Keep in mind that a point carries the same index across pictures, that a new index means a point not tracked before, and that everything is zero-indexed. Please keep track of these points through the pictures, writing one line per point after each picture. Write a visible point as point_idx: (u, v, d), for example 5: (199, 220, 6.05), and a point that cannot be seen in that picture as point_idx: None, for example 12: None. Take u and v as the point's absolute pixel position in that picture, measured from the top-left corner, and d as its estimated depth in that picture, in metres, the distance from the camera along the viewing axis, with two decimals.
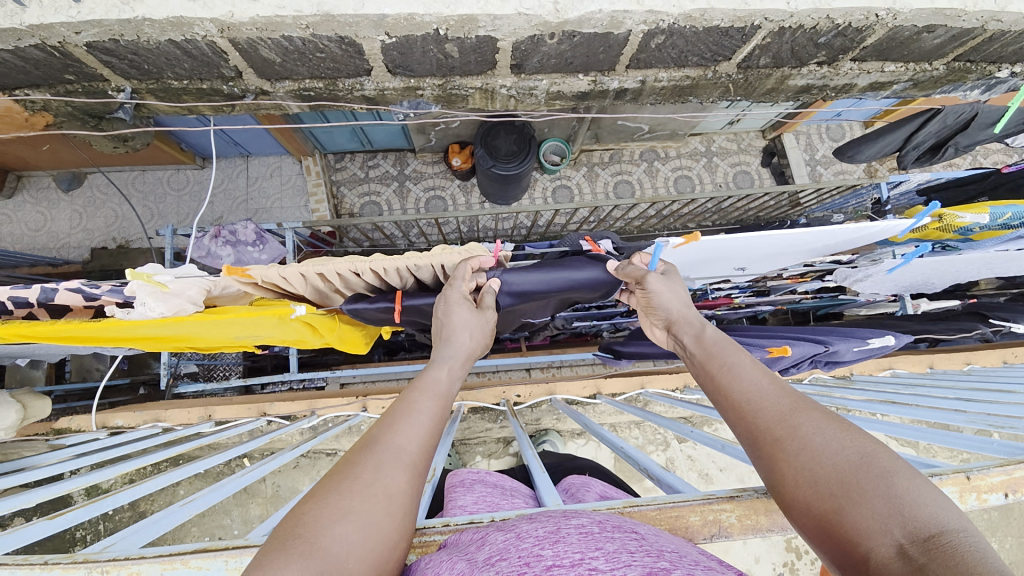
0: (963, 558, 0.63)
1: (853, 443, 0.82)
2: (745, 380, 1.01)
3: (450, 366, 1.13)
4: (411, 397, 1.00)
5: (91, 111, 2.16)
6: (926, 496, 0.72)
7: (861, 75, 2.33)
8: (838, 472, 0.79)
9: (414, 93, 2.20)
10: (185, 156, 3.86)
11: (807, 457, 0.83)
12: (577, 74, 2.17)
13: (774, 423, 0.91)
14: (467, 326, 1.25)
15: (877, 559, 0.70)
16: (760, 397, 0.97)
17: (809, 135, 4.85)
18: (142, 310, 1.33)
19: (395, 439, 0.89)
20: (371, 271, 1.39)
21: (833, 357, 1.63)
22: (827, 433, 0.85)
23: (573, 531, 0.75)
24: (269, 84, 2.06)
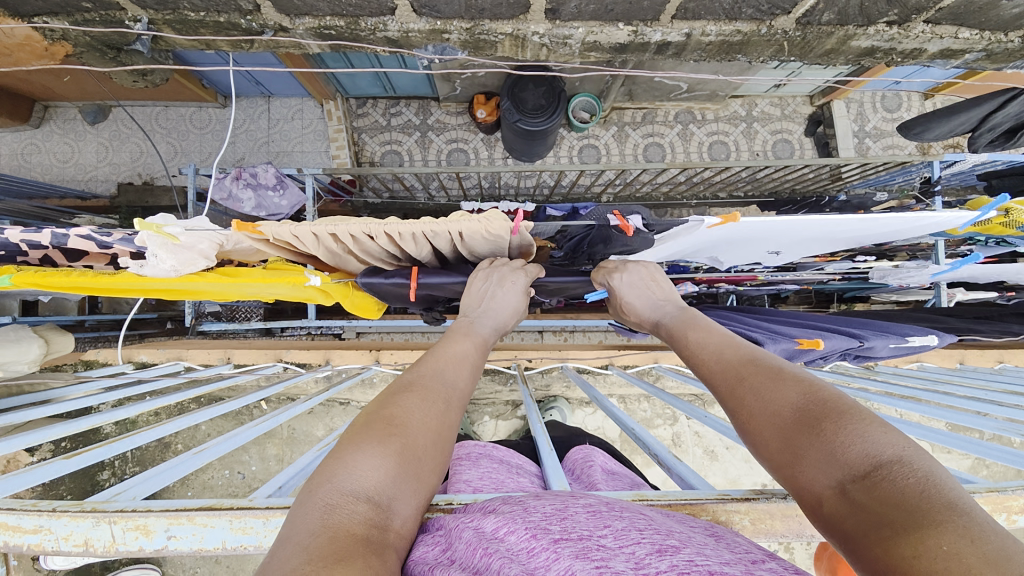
0: (897, 490, 0.65)
1: (798, 397, 0.85)
2: (703, 351, 1.08)
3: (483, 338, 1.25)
4: (440, 352, 1.11)
5: (110, 42, 2.08)
6: (865, 434, 0.73)
7: (933, 40, 2.08)
8: (783, 428, 0.82)
9: (439, 36, 2.05)
10: (206, 94, 3.78)
11: (753, 421, 0.88)
12: (616, 23, 2.00)
13: (723, 392, 0.98)
14: (508, 304, 1.35)
15: (825, 501, 0.73)
16: (716, 367, 1.03)
17: (861, 103, 4.48)
18: (154, 262, 1.35)
19: (449, 378, 1.03)
20: (386, 235, 1.33)
21: (865, 351, 1.55)
22: (763, 394, 0.89)
23: (581, 510, 0.74)
24: (288, 20, 1.95)
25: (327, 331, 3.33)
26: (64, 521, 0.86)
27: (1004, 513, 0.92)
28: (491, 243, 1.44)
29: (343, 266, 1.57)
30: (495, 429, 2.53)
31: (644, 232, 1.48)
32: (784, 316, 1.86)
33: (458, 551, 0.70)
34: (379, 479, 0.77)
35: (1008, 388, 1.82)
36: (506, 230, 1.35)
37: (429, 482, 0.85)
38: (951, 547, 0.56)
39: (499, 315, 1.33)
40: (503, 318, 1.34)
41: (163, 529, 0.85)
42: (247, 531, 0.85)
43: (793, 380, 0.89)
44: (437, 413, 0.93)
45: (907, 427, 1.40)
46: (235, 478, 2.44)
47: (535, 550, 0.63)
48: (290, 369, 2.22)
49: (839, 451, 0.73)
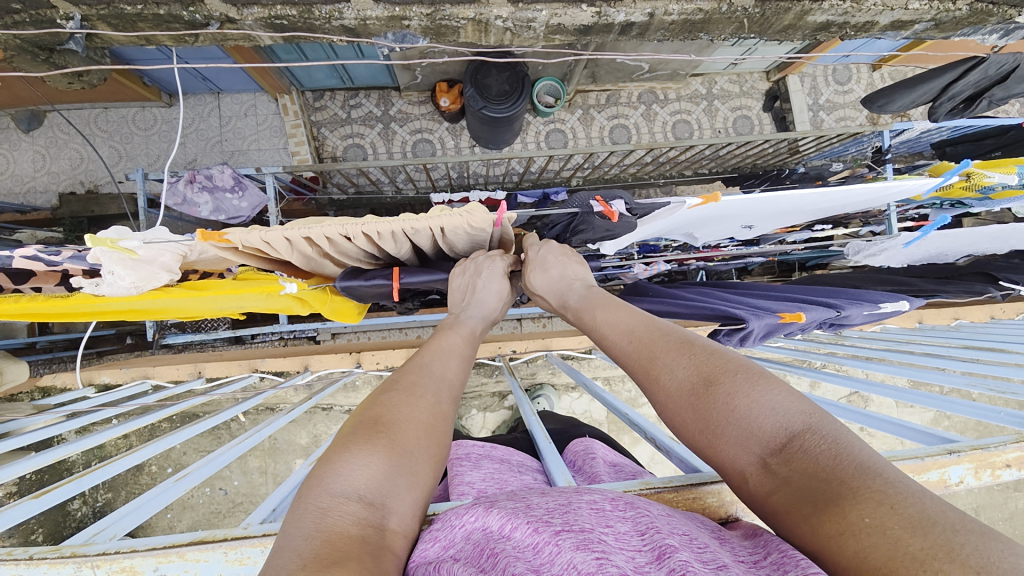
0: (813, 459, 0.70)
1: (700, 368, 0.88)
2: (612, 331, 1.09)
3: (462, 332, 1.21)
4: (424, 355, 1.07)
5: (40, 43, 1.92)
6: (770, 404, 0.78)
7: (884, 13, 2.15)
8: (694, 406, 0.85)
9: (399, 23, 1.97)
10: (150, 92, 3.54)
11: (667, 399, 0.90)
12: (580, 4, 1.97)
13: (639, 373, 0.98)
14: (499, 293, 1.36)
15: (751, 478, 0.77)
16: (628, 346, 1.04)
17: (814, 77, 4.62)
18: (111, 278, 1.26)
19: (436, 372, 1.01)
20: (364, 235, 1.28)
21: (840, 318, 1.61)
22: (672, 368, 0.91)
23: (584, 506, 0.74)
24: (235, 10, 1.83)
25: (301, 334, 3.22)
26: (44, 568, 0.81)
27: (988, 469, 0.97)
28: (474, 238, 1.40)
29: (320, 268, 1.49)
30: (483, 422, 2.53)
31: (628, 219, 1.49)
32: (758, 290, 1.90)
33: (464, 551, 0.70)
34: (374, 477, 0.76)
35: (964, 344, 1.93)
36: (489, 222, 1.31)
37: (426, 476, 0.83)
38: (871, 517, 0.59)
39: (485, 304, 1.33)
40: (490, 306, 1.33)
41: (153, 568, 0.81)
42: (245, 561, 0.82)
43: (700, 352, 0.91)
44: (425, 406, 0.91)
45: (874, 391, 1.45)
46: (218, 495, 2.36)
47: (539, 545, 0.63)
48: (266, 379, 2.13)
49: (755, 427, 0.77)
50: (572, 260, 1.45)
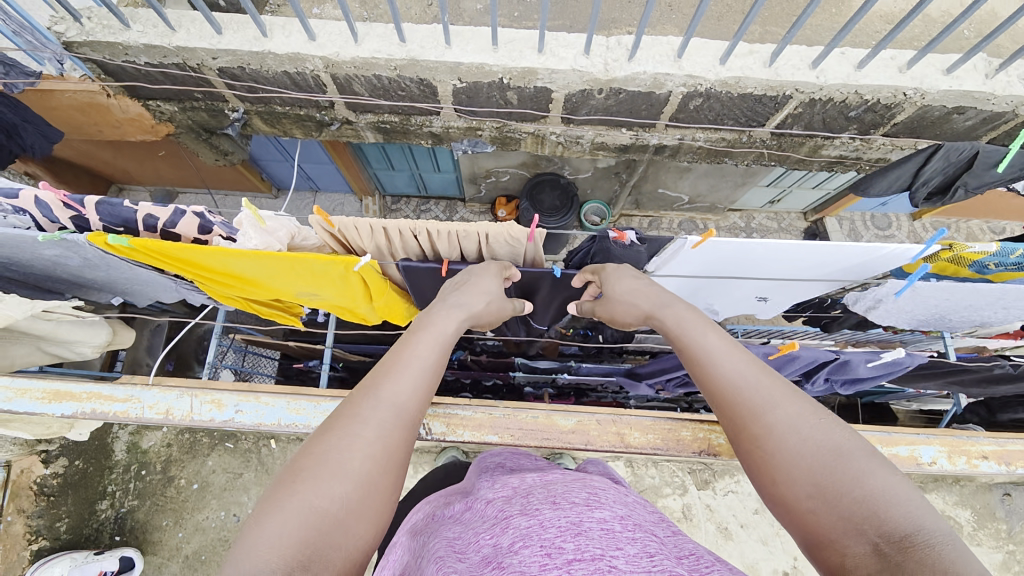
0: (939, 560, 0.63)
1: (826, 435, 0.81)
2: (713, 362, 0.99)
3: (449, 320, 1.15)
4: (392, 357, 0.99)
5: (206, 126, 2.57)
6: (896, 495, 0.72)
7: (894, 151, 2.43)
8: (812, 470, 0.77)
9: (474, 133, 2.49)
10: (264, 185, 4.41)
11: (779, 454, 0.81)
12: (620, 128, 2.41)
13: (745, 412, 0.88)
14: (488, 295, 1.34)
15: (850, 560, 0.69)
16: (736, 380, 0.94)
17: (853, 221, 4.88)
18: (240, 240, 1.49)
19: (385, 396, 0.91)
20: (426, 233, 1.50)
21: (843, 368, 1.72)
22: (795, 424, 0.84)
23: (595, 527, 0.80)
24: (354, 115, 2.41)
25: None
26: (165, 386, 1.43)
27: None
28: (512, 249, 1.58)
29: (385, 266, 1.70)
30: None
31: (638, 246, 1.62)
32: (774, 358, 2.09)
33: (473, 559, 0.79)
34: (293, 536, 0.71)
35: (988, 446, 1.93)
36: (526, 236, 1.48)
37: (374, 511, 0.81)
38: None
39: (477, 301, 1.30)
40: (477, 303, 1.29)
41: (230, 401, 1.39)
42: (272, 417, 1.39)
43: (823, 419, 0.84)
44: (378, 440, 0.85)
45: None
46: (230, 521, 2.27)
47: (547, 566, 0.69)
48: None
49: (876, 510, 0.70)
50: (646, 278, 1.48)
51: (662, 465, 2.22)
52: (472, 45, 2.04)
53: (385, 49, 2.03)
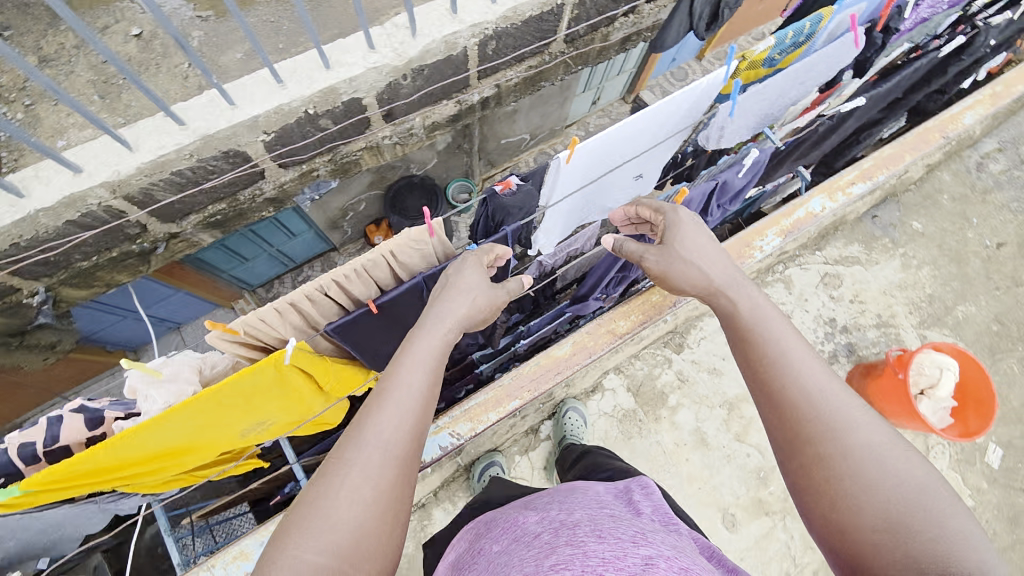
0: None
1: (911, 478, 0.89)
2: (793, 382, 1.04)
3: (433, 340, 1.23)
4: (381, 390, 1.10)
5: (11, 328, 2.14)
6: (958, 536, 0.81)
7: (662, 10, 2.73)
8: (884, 503, 0.87)
9: (310, 176, 2.35)
10: (116, 355, 3.79)
11: (852, 478, 0.90)
12: (441, 101, 2.42)
13: (821, 428, 0.97)
14: (471, 290, 1.38)
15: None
16: (820, 399, 1.00)
17: (661, 85, 5.46)
18: (146, 406, 1.34)
19: (380, 430, 1.03)
20: (334, 283, 1.40)
21: (723, 189, 1.93)
22: (883, 456, 0.92)
23: (639, 561, 0.69)
24: (175, 225, 2.15)
25: None
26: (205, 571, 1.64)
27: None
28: (424, 254, 1.51)
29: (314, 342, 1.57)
30: (531, 465, 2.18)
31: (525, 185, 1.67)
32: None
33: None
34: (320, 556, 0.87)
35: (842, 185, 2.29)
36: (427, 233, 1.42)
37: (385, 527, 0.95)
38: None
39: (455, 307, 1.33)
40: (457, 309, 1.32)
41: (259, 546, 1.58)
42: None
43: (908, 458, 0.92)
44: (377, 464, 0.99)
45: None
46: None
47: None
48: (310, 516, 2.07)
49: (934, 548, 0.80)
50: (708, 230, 1.43)
51: (644, 353, 2.32)
52: (258, 94, 1.89)
53: (169, 142, 1.80)
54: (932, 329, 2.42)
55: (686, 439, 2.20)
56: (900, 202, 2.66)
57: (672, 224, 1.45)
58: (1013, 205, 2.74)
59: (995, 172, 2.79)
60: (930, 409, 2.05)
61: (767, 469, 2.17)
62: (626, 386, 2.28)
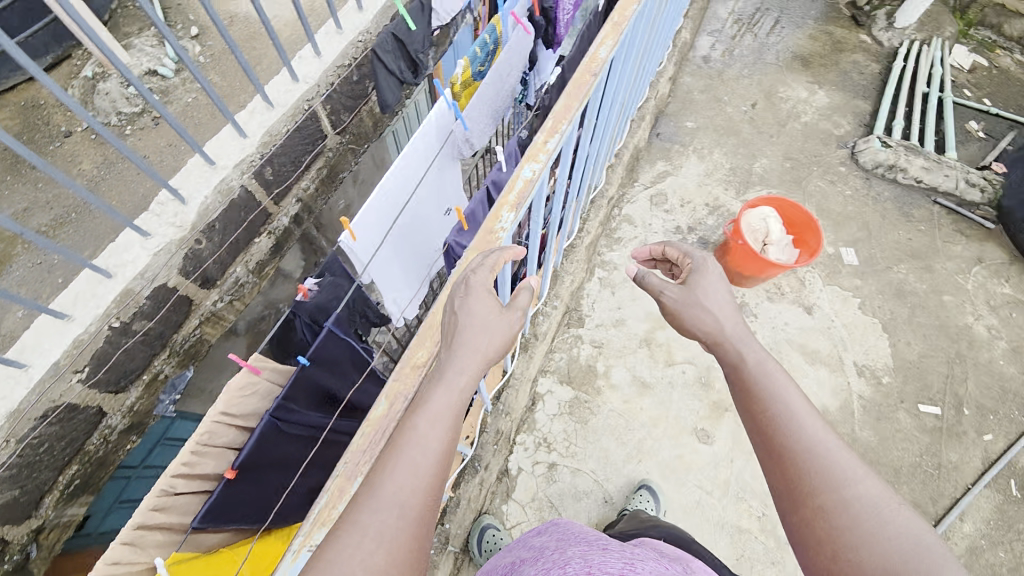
0: None
1: (918, 537, 0.86)
2: (794, 427, 1.02)
3: (455, 381, 0.97)
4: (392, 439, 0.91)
5: None
6: None
7: None
8: (884, 553, 0.85)
9: (158, 380, 2.24)
10: None
11: (855, 526, 0.89)
12: (250, 241, 2.42)
13: (819, 477, 0.96)
14: (486, 323, 1.02)
15: None
16: (821, 451, 0.98)
17: None
18: None
19: (392, 491, 0.86)
20: (182, 469, 1.57)
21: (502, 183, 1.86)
22: (883, 511, 0.90)
23: None
24: (35, 517, 1.93)
25: None
26: None
27: (538, 153, 1.22)
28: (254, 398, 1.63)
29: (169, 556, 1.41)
30: (522, 506, 2.05)
31: (321, 285, 1.82)
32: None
33: None
34: None
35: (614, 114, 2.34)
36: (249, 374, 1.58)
37: None
38: None
39: (478, 341, 1.00)
40: (482, 345, 1.00)
41: None
42: None
43: (912, 516, 0.89)
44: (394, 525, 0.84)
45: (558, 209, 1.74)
46: None
47: None
48: None
49: None
50: (726, 283, 1.34)
51: (556, 345, 2.40)
52: (46, 340, 1.74)
53: None
54: (749, 192, 2.82)
55: (632, 393, 2.31)
56: (670, 115, 3.09)
57: (693, 275, 1.36)
58: (744, 71, 3.27)
59: (719, 56, 3.34)
60: (780, 253, 2.34)
61: (705, 374, 2.34)
62: (559, 381, 2.33)
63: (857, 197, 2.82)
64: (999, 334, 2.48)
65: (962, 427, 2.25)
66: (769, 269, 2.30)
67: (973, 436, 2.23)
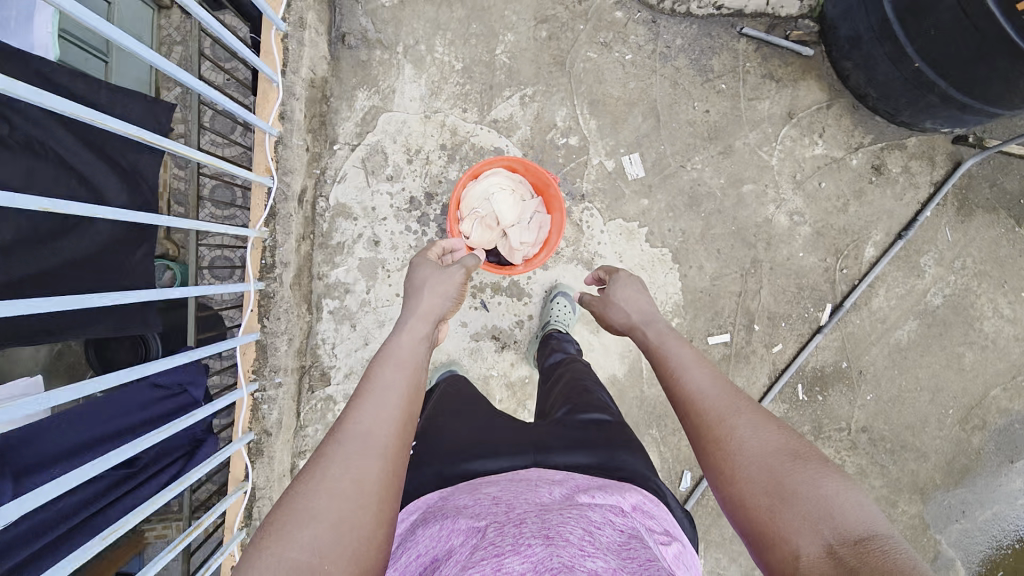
0: (885, 557, 0.78)
1: (789, 446, 0.99)
2: (693, 375, 1.21)
3: (414, 332, 1.25)
4: (372, 373, 1.12)
5: None
6: (846, 497, 0.89)
7: None
8: (775, 470, 0.96)
9: None
10: None
11: (745, 449, 1.01)
12: None
13: (715, 423, 1.08)
14: (430, 283, 1.37)
15: (805, 556, 0.84)
16: (710, 395, 1.14)
17: None
18: None
19: (358, 423, 1.01)
20: None
21: None
22: (760, 436, 1.02)
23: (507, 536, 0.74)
24: None
25: None
26: None
27: None
28: None
29: None
30: None
31: None
32: (52, 419, 1.41)
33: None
34: (310, 536, 0.84)
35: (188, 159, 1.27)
36: None
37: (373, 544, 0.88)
38: None
39: (440, 289, 1.35)
40: (447, 289, 1.36)
41: None
42: None
43: (789, 428, 1.04)
44: (362, 443, 0.97)
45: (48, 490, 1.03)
46: None
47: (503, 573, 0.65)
48: None
49: (833, 518, 0.86)
50: (633, 279, 1.61)
51: (306, 417, 1.94)
52: None
53: None
54: (495, 105, 1.95)
55: None
56: None
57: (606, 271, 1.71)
58: None
59: None
60: (522, 232, 1.72)
61: (482, 386, 2.00)
62: None
63: (642, 62, 1.99)
64: (805, 216, 2.08)
65: (751, 346, 2.09)
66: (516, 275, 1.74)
67: (762, 352, 2.09)
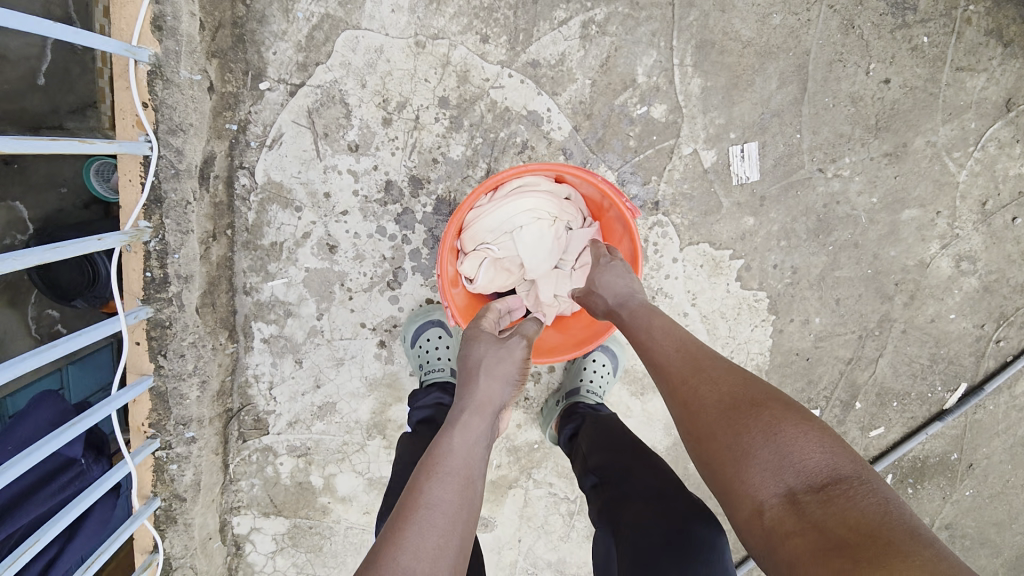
0: (861, 509, 0.58)
1: (741, 380, 0.76)
2: (628, 302, 0.96)
3: (467, 427, 0.87)
4: (416, 485, 0.77)
5: None
6: (814, 443, 0.66)
7: None
8: (729, 415, 0.72)
9: None
10: None
11: (699, 391, 0.77)
12: None
13: (661, 358, 0.85)
14: (488, 361, 0.96)
15: (767, 510, 0.64)
16: (646, 329, 0.91)
17: None
18: None
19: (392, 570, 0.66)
20: None
21: None
22: (715, 371, 0.79)
23: None
24: None
25: None
26: None
27: None
28: None
29: None
30: None
31: None
32: None
33: None
34: None
35: None
36: None
37: None
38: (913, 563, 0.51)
39: (501, 369, 0.94)
40: (511, 369, 0.95)
41: None
42: None
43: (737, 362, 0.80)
44: None
45: None
46: None
47: None
48: None
49: (795, 463, 0.65)
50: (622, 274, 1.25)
51: (235, 470, 1.44)
52: None
53: None
54: (528, 39, 1.22)
55: (376, 497, 1.48)
56: None
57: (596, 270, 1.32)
58: None
59: None
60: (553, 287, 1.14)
61: None
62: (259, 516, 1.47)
63: None
64: (977, 262, 1.39)
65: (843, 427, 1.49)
66: (540, 343, 1.20)
67: (854, 435, 1.50)
